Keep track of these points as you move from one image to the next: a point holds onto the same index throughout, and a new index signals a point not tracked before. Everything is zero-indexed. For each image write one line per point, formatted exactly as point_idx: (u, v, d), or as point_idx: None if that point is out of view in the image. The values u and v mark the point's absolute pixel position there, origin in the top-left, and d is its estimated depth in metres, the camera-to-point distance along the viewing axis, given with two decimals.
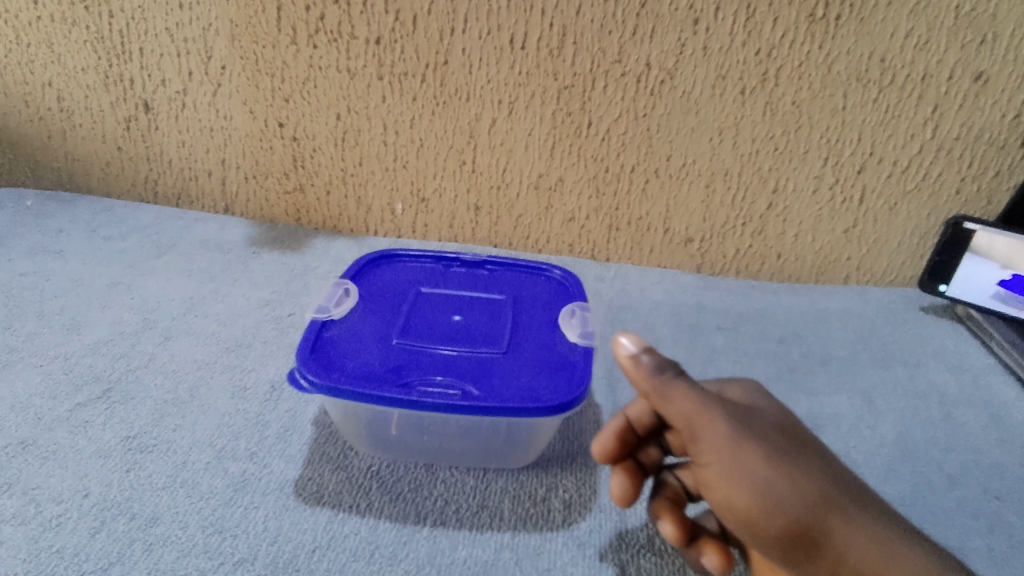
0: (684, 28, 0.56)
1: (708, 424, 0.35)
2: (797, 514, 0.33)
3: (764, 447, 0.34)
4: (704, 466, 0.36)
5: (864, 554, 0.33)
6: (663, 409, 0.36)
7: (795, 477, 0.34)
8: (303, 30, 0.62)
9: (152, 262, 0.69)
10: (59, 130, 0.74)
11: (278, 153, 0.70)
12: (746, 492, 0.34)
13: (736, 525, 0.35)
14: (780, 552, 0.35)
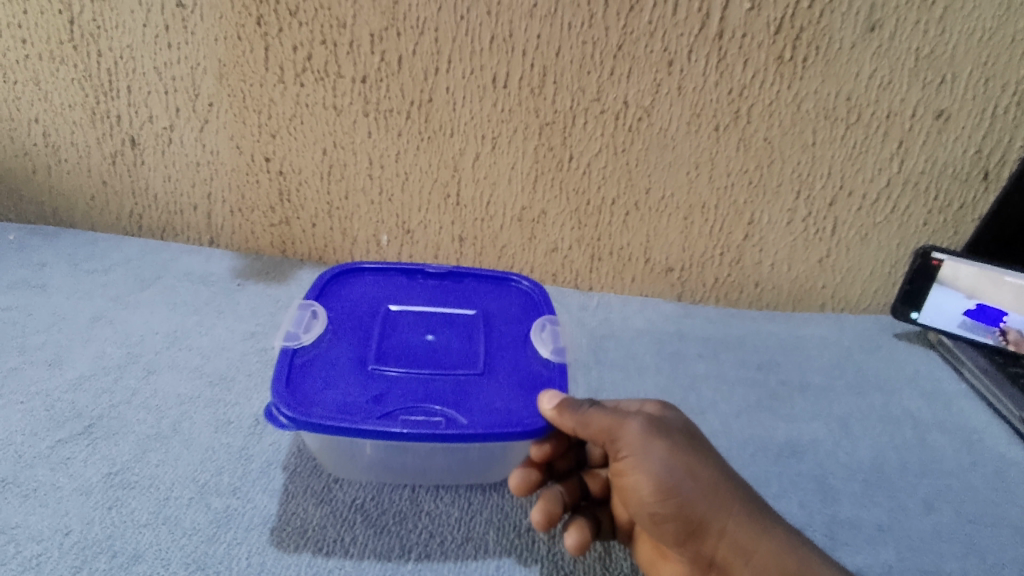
0: (659, 69, 0.58)
1: (622, 431, 0.40)
2: (686, 497, 0.39)
3: (667, 441, 0.40)
4: (616, 464, 0.41)
5: (742, 527, 0.39)
6: (583, 430, 0.41)
7: (691, 467, 0.39)
8: (290, 69, 0.62)
9: (136, 295, 0.70)
10: (44, 165, 0.74)
11: (265, 187, 0.71)
12: (647, 483, 0.39)
13: (637, 511, 0.40)
14: (671, 530, 0.40)
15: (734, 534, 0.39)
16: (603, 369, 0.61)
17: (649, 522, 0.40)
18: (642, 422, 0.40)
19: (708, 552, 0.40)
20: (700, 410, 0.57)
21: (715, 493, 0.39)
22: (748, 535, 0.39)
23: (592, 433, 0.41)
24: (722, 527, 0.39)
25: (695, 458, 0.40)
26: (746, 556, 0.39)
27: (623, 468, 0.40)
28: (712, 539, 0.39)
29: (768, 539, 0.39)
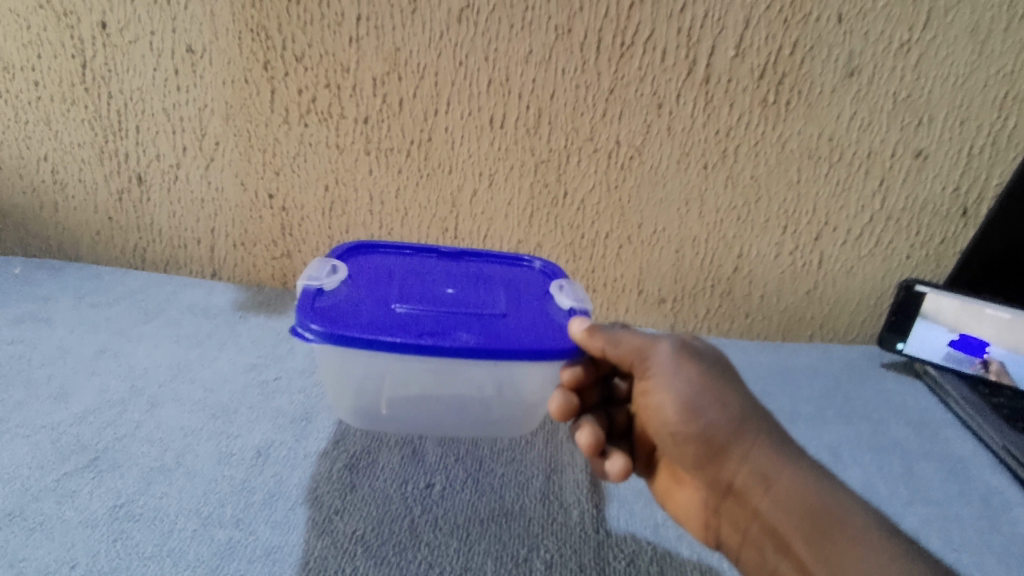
0: (649, 110, 0.60)
1: (651, 353, 0.46)
2: (707, 419, 0.44)
3: (695, 365, 0.46)
4: (643, 384, 0.47)
5: (760, 453, 0.44)
6: (612, 350, 0.46)
7: (718, 392, 0.44)
8: (295, 110, 0.65)
9: (140, 328, 0.71)
10: (52, 201, 0.76)
11: (267, 221, 0.73)
12: (670, 400, 0.45)
13: (660, 430, 0.46)
14: (691, 451, 0.45)
15: (754, 462, 0.44)
16: None
17: (670, 441, 0.46)
18: (670, 347, 0.46)
19: (725, 476, 0.45)
20: None
21: (736, 420, 0.44)
22: (769, 464, 0.44)
23: (620, 355, 0.47)
24: (743, 454, 0.44)
25: (722, 386, 0.45)
26: (764, 484, 0.43)
27: (650, 387, 0.46)
28: (732, 465, 0.44)
29: (789, 470, 0.43)
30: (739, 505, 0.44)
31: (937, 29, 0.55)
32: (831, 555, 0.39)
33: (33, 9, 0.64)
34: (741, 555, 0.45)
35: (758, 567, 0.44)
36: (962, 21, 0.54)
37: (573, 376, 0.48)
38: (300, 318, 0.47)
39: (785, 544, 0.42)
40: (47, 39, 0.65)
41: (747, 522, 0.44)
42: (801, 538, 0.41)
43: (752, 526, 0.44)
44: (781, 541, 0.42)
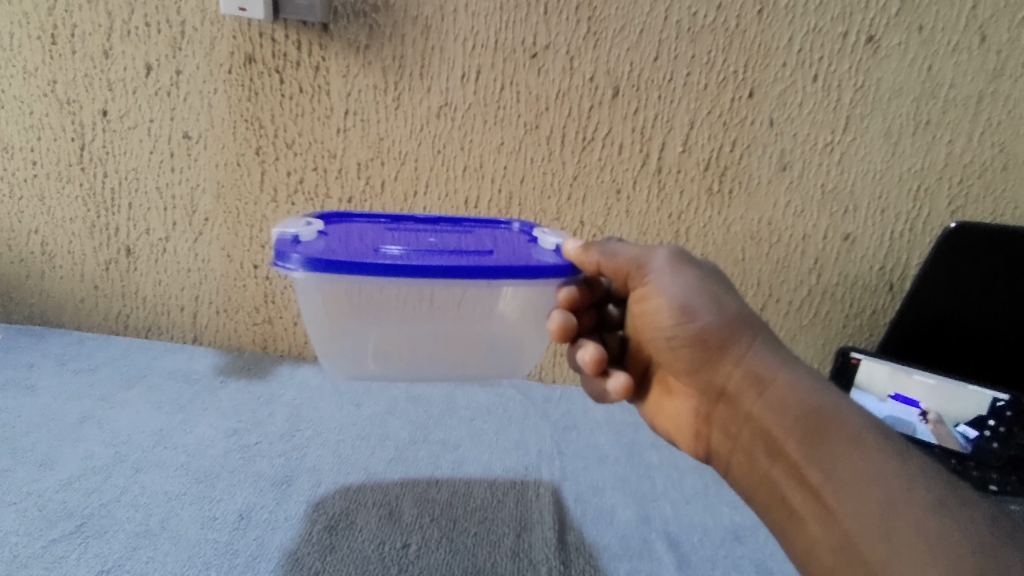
0: (609, 195, 0.67)
1: (647, 262, 0.49)
2: (702, 323, 0.47)
3: (691, 271, 0.49)
4: (639, 293, 0.50)
5: (756, 357, 0.47)
6: (607, 262, 0.49)
7: (713, 300, 0.48)
8: (283, 191, 0.69)
9: (122, 394, 0.73)
10: (39, 271, 0.79)
11: (251, 290, 0.77)
12: (666, 306, 0.48)
13: (657, 337, 0.50)
14: (687, 357, 0.49)
15: (749, 366, 0.47)
16: (566, 460, 0.67)
17: (666, 347, 0.50)
18: (665, 256, 0.49)
19: (720, 379, 0.48)
20: (654, 497, 0.62)
21: (733, 325, 0.47)
22: (763, 368, 0.47)
23: (616, 268, 0.49)
24: (738, 357, 0.48)
25: (718, 293, 0.48)
26: (758, 386, 0.47)
27: (646, 294, 0.49)
28: (727, 368, 0.48)
29: (784, 374, 0.46)
30: (734, 407, 0.48)
31: (855, 132, 0.63)
32: (821, 449, 0.42)
33: (37, 96, 0.68)
34: (734, 456, 0.48)
35: (749, 466, 0.47)
36: (876, 126, 0.63)
37: (571, 301, 0.48)
38: (279, 252, 0.44)
39: (776, 441, 0.44)
40: (49, 123, 0.69)
41: (742, 423, 0.47)
42: (794, 434, 0.43)
43: (746, 427, 0.47)
44: (771, 440, 0.45)
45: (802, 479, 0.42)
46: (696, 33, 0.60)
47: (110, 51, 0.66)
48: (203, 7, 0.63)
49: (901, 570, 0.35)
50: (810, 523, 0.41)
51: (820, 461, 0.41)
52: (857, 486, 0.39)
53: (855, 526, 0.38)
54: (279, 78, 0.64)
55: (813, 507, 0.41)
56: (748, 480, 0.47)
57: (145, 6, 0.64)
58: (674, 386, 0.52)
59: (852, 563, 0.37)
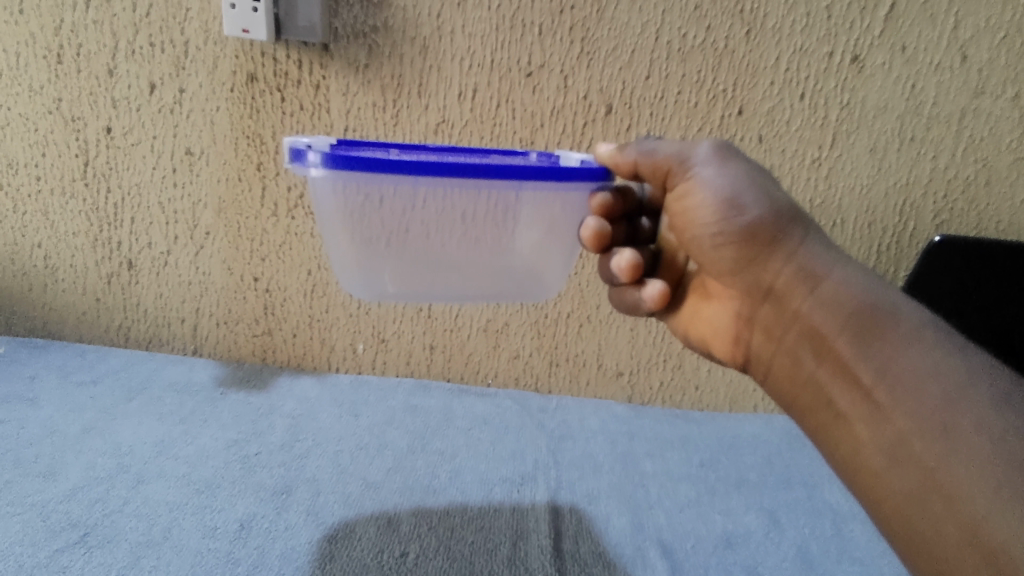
0: None
1: (690, 156, 0.47)
2: (752, 217, 0.45)
3: (739, 166, 0.47)
4: (679, 189, 0.48)
5: (806, 254, 0.46)
6: (643, 160, 0.48)
7: (762, 193, 0.46)
8: (284, 206, 0.71)
9: (123, 406, 0.74)
10: (41, 284, 0.80)
11: (251, 302, 0.78)
12: (712, 202, 0.46)
13: (700, 237, 0.48)
14: (733, 256, 0.47)
15: (799, 264, 0.46)
16: (562, 469, 0.68)
17: (709, 247, 0.48)
18: (707, 149, 0.47)
19: (768, 278, 0.47)
20: (648, 505, 0.63)
21: (783, 218, 0.46)
22: (814, 265, 0.46)
23: (655, 165, 0.48)
24: (789, 254, 0.46)
25: (766, 184, 0.46)
26: (808, 285, 0.46)
27: (689, 192, 0.47)
28: (776, 266, 0.46)
29: (836, 270, 0.45)
30: (779, 306, 0.47)
31: (841, 148, 0.65)
32: (875, 346, 0.41)
33: (42, 114, 0.70)
34: (775, 356, 0.48)
35: (792, 369, 0.47)
36: (862, 142, 0.64)
37: (604, 206, 0.47)
38: (296, 154, 0.40)
39: (825, 341, 0.44)
40: (54, 140, 0.71)
41: (787, 325, 0.47)
42: (847, 329, 0.43)
43: (792, 328, 0.46)
44: (820, 339, 0.44)
45: (853, 378, 0.42)
46: (686, 53, 0.62)
47: (114, 70, 0.67)
48: (207, 28, 0.64)
49: (954, 467, 0.36)
50: (856, 424, 0.41)
51: (873, 358, 0.41)
52: (911, 383, 0.39)
53: (908, 423, 0.38)
54: (280, 96, 0.66)
55: (864, 407, 0.41)
56: (789, 383, 0.47)
57: (150, 26, 0.65)
58: (712, 290, 0.52)
59: (906, 461, 0.38)
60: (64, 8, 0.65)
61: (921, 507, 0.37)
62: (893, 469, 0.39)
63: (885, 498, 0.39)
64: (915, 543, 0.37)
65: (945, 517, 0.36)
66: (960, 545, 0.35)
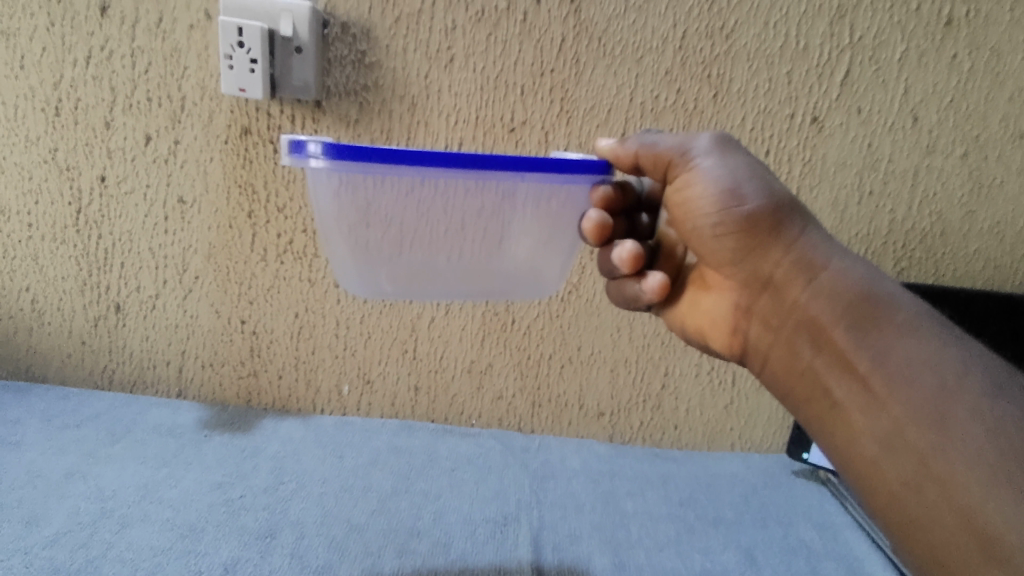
0: (583, 253, 0.73)
1: (689, 148, 0.49)
2: (752, 206, 0.47)
3: (738, 158, 0.48)
4: (680, 180, 0.49)
5: (804, 248, 0.48)
6: (645, 152, 0.49)
7: (763, 184, 0.47)
8: (273, 251, 0.73)
9: (107, 450, 0.73)
10: (27, 327, 0.80)
11: (237, 344, 0.79)
12: (712, 193, 0.47)
13: (700, 226, 0.49)
14: (732, 247, 0.49)
15: (798, 254, 0.48)
16: (544, 509, 0.69)
17: (709, 237, 0.49)
18: (707, 141, 0.49)
19: (766, 269, 0.49)
20: (628, 544, 0.64)
21: (783, 208, 0.47)
22: (812, 255, 0.48)
23: (656, 158, 0.49)
24: (788, 244, 0.48)
25: (765, 174, 0.48)
26: (806, 275, 0.47)
27: (688, 182, 0.48)
28: (774, 258, 0.48)
29: (834, 263, 0.47)
30: (777, 297, 0.49)
31: (806, 200, 0.68)
32: (872, 336, 0.44)
33: (37, 163, 0.71)
34: (773, 347, 0.50)
35: (789, 359, 0.49)
36: (825, 195, 0.68)
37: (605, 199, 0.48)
38: (299, 145, 0.42)
39: (823, 332, 0.46)
40: (47, 188, 0.72)
41: (785, 315, 0.49)
42: (847, 320, 0.45)
43: (789, 319, 0.48)
44: (817, 330, 0.47)
45: (852, 369, 0.44)
46: (659, 112, 0.66)
47: (111, 122, 0.69)
48: (203, 84, 0.67)
49: (950, 456, 0.39)
50: (853, 414, 0.43)
51: (872, 349, 0.43)
52: (908, 373, 0.42)
53: (904, 413, 0.41)
54: (273, 148, 0.69)
55: (864, 398, 0.43)
56: (786, 373, 0.49)
57: (148, 83, 0.68)
58: (711, 281, 0.53)
59: (901, 450, 0.41)
60: (64, 64, 0.68)
61: (918, 496, 0.40)
62: (890, 458, 0.41)
63: (882, 489, 0.41)
64: (913, 530, 0.40)
65: (940, 504, 0.38)
66: (956, 532, 0.37)
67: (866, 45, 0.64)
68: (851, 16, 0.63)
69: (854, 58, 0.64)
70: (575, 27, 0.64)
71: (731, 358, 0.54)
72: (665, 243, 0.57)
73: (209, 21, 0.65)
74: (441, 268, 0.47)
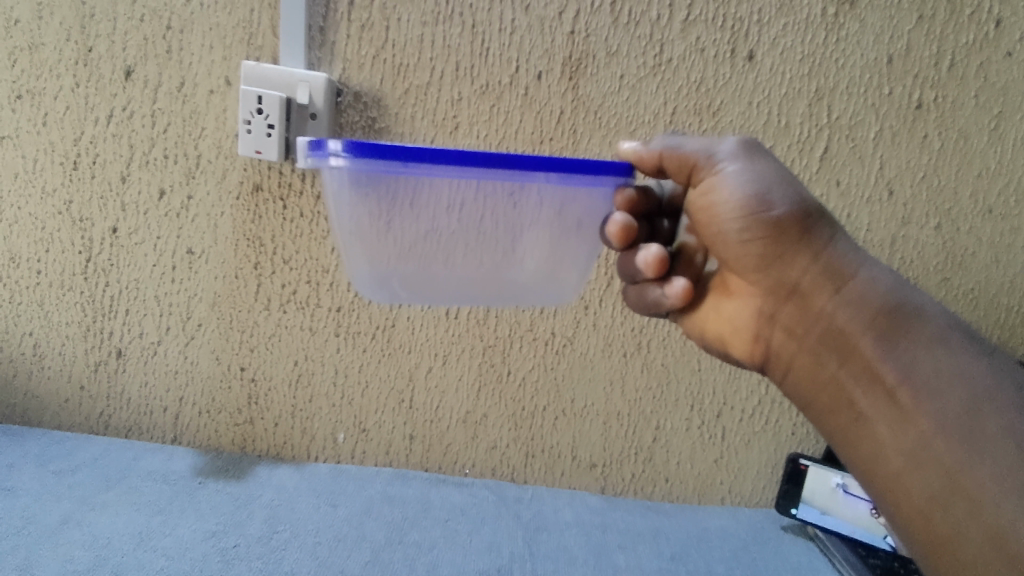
0: (577, 310, 0.76)
1: (714, 152, 0.50)
2: (781, 211, 0.47)
3: (766, 164, 0.49)
4: (705, 183, 0.50)
5: (831, 258, 0.49)
6: (669, 153, 0.51)
7: (791, 191, 0.48)
8: (276, 300, 0.75)
9: (101, 496, 0.73)
10: (26, 371, 0.80)
11: (235, 392, 0.79)
12: (740, 198, 0.48)
13: (726, 231, 0.49)
14: (759, 252, 0.49)
15: (825, 262, 0.49)
16: (537, 562, 0.70)
17: (736, 243, 0.49)
18: (733, 145, 0.49)
19: (793, 277, 0.49)
20: None
21: (810, 215, 0.48)
22: (839, 264, 0.49)
23: (681, 160, 0.50)
24: (816, 252, 0.49)
25: (793, 181, 0.48)
26: (833, 283, 0.49)
27: (715, 186, 0.49)
28: (801, 266, 0.49)
29: (860, 274, 0.49)
30: (802, 305, 0.50)
31: None
32: (900, 347, 0.46)
33: (52, 214, 0.74)
34: (796, 356, 0.50)
35: (813, 369, 0.50)
36: None
37: (630, 202, 0.48)
38: (319, 143, 0.43)
39: (849, 342, 0.48)
40: (59, 238, 0.75)
41: (810, 323, 0.49)
42: (874, 331, 0.47)
43: (814, 327, 0.49)
44: (843, 339, 0.48)
45: (879, 381, 0.46)
46: None
47: (127, 177, 0.72)
48: (219, 144, 0.71)
49: (979, 474, 0.41)
50: (878, 426, 0.45)
51: (900, 361, 0.45)
52: (937, 387, 0.44)
53: (931, 427, 0.43)
54: (282, 204, 0.72)
55: (893, 409, 0.45)
56: (809, 382, 0.50)
57: (166, 141, 0.71)
58: (733, 286, 0.53)
59: (929, 464, 0.43)
60: (86, 122, 0.71)
61: (946, 511, 0.42)
62: (916, 472, 0.43)
63: (907, 503, 0.44)
64: (941, 545, 0.42)
65: (966, 521, 0.41)
66: (983, 549, 0.40)
67: (843, 124, 0.69)
68: (829, 98, 0.68)
69: (832, 136, 0.69)
70: (573, 101, 0.68)
71: (749, 366, 0.55)
72: (685, 249, 0.56)
73: (228, 87, 0.69)
74: (461, 267, 0.49)
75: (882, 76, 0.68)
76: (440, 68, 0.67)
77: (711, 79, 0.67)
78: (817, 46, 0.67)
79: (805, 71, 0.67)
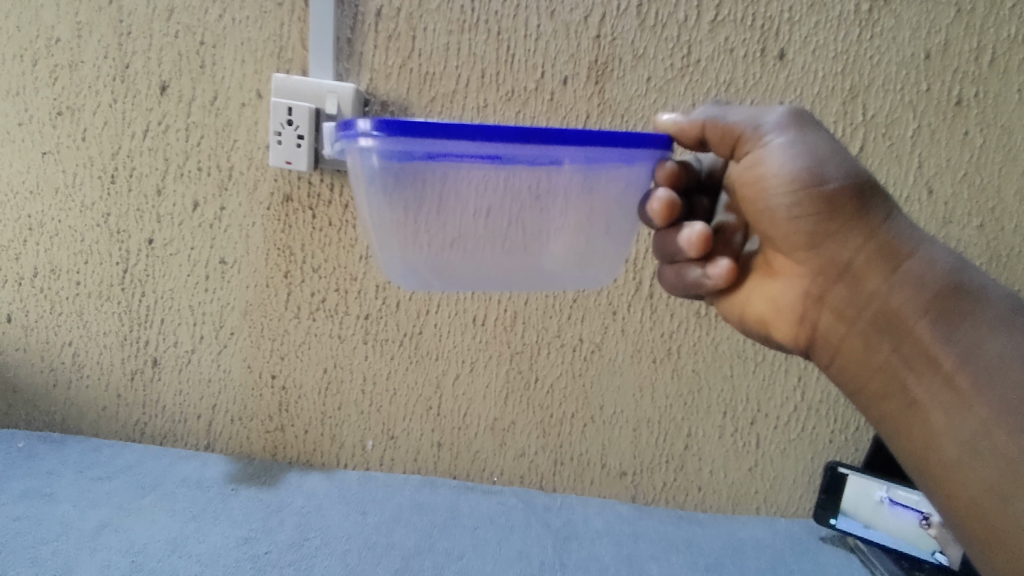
0: (606, 315, 0.75)
1: (761, 124, 0.47)
2: (834, 185, 0.45)
3: (818, 139, 0.46)
4: (751, 156, 0.47)
5: (887, 238, 0.47)
6: (711, 125, 0.49)
7: (845, 165, 0.46)
8: (306, 308, 0.76)
9: (138, 502, 0.74)
10: (66, 379, 0.82)
11: (266, 400, 0.80)
12: (790, 172, 0.45)
13: (775, 206, 0.47)
14: (809, 229, 0.47)
15: (880, 242, 0.47)
16: (567, 572, 0.69)
17: (785, 220, 0.47)
18: (782, 115, 0.47)
19: (845, 258, 0.47)
20: None
21: (865, 190, 0.46)
22: (895, 243, 0.47)
23: (725, 131, 0.48)
24: (870, 231, 0.47)
25: (846, 153, 0.46)
26: (889, 263, 0.47)
27: (763, 160, 0.46)
28: (855, 246, 0.47)
29: (918, 254, 0.46)
30: (852, 286, 0.48)
31: None
32: (960, 331, 0.44)
33: (91, 227, 0.76)
34: (846, 339, 0.49)
35: (864, 353, 0.48)
36: None
37: (670, 177, 0.47)
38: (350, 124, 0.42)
39: (904, 326, 0.46)
40: (98, 249, 0.77)
41: (862, 305, 0.48)
42: (932, 314, 0.45)
43: (866, 309, 0.47)
44: (898, 323, 0.46)
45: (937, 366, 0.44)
46: None
47: (162, 189, 0.74)
48: (251, 156, 0.72)
49: None
50: (933, 414, 0.44)
51: (961, 348, 0.44)
52: (998, 373, 0.42)
53: (992, 416, 0.42)
54: (311, 214, 0.72)
55: (951, 396, 0.43)
56: (860, 367, 0.48)
57: (199, 154, 0.72)
58: (777, 267, 0.51)
59: (989, 455, 0.41)
60: (123, 137, 0.73)
61: (1006, 504, 0.40)
62: (974, 462, 0.42)
63: (962, 497, 0.42)
64: (995, 539, 0.41)
65: None
66: None
67: (878, 123, 0.67)
68: (863, 96, 0.67)
69: (868, 135, 0.67)
70: (599, 106, 0.67)
71: (792, 350, 0.53)
72: (724, 228, 0.53)
73: (259, 99, 0.70)
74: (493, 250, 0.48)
75: (919, 73, 0.66)
76: (465, 75, 0.67)
77: (741, 80, 0.66)
78: (850, 44, 0.66)
79: (838, 69, 0.66)
